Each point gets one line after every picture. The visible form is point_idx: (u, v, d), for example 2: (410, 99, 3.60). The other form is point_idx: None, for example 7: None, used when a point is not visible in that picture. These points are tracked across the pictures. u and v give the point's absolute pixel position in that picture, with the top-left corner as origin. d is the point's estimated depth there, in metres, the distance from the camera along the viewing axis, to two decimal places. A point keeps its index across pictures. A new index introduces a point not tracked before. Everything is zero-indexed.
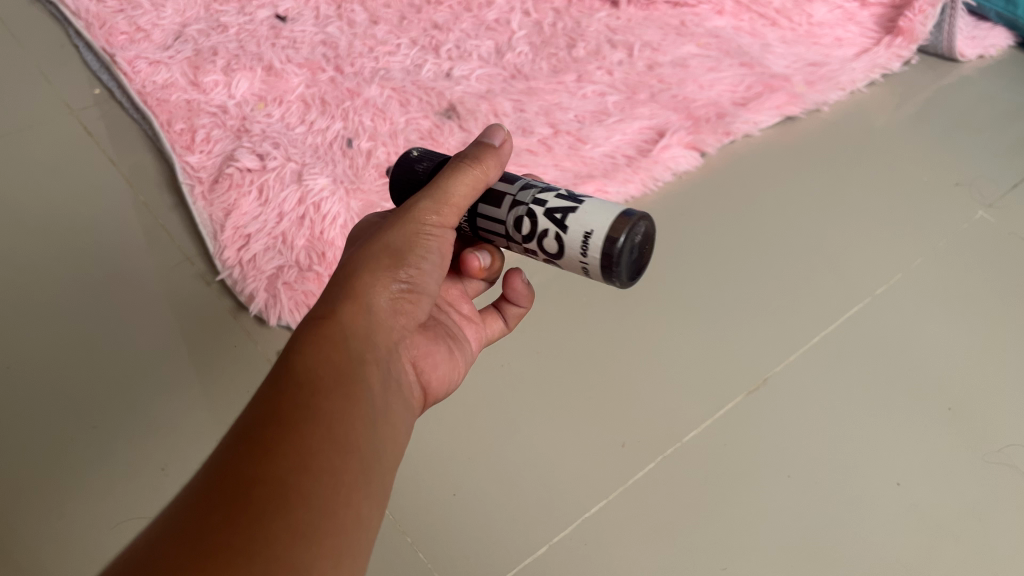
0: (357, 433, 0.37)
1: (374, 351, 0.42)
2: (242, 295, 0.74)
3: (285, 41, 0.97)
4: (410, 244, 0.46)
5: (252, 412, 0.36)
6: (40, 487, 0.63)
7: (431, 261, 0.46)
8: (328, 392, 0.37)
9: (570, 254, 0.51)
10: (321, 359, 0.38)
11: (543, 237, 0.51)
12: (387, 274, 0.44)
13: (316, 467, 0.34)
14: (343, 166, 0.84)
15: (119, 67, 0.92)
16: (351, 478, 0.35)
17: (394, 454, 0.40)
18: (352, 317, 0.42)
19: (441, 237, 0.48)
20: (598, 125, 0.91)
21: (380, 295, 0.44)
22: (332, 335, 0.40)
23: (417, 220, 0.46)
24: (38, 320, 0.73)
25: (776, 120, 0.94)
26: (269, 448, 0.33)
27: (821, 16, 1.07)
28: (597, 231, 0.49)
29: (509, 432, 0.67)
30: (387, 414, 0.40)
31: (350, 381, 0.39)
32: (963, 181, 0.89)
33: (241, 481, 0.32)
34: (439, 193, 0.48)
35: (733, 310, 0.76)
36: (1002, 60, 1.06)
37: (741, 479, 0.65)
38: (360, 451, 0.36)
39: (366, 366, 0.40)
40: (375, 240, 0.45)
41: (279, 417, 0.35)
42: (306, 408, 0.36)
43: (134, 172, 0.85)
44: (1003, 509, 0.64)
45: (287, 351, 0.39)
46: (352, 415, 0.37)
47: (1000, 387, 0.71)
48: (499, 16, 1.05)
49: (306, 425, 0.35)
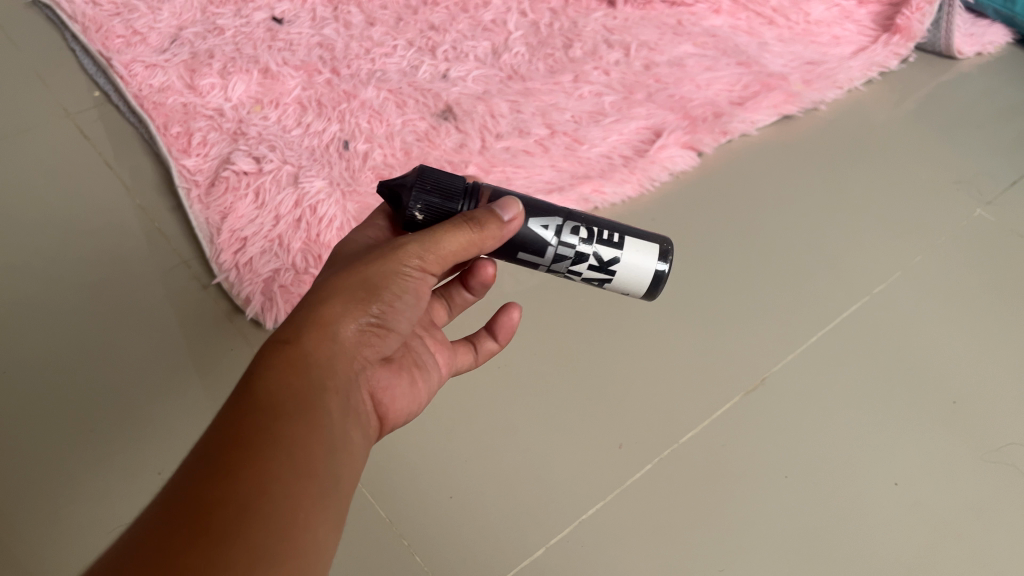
0: (317, 456, 0.37)
1: (338, 381, 0.42)
2: (240, 299, 0.74)
3: (282, 43, 0.98)
4: (387, 282, 0.45)
5: (214, 434, 0.36)
6: (39, 491, 0.63)
7: (406, 300, 0.46)
8: (288, 417, 0.37)
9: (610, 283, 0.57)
10: (282, 385, 0.39)
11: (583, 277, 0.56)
12: (359, 307, 0.44)
13: (274, 492, 0.34)
14: (340, 168, 0.84)
15: (116, 71, 0.92)
16: (310, 503, 0.35)
17: (353, 480, 0.40)
18: (317, 346, 0.42)
19: (420, 281, 0.47)
20: (595, 125, 0.91)
21: (349, 326, 0.44)
22: (295, 361, 0.40)
23: (399, 261, 0.46)
24: (36, 324, 0.73)
25: (774, 119, 0.94)
26: (229, 472, 0.33)
27: (818, 15, 1.07)
28: (635, 294, 0.55)
29: (506, 434, 0.67)
30: (347, 441, 0.40)
31: (311, 407, 0.39)
32: (962, 179, 0.89)
33: (201, 502, 0.32)
34: (430, 241, 0.46)
35: (730, 309, 0.76)
36: (1000, 57, 1.05)
37: (738, 479, 0.65)
38: (319, 476, 0.36)
39: (329, 395, 0.40)
40: (354, 271, 0.45)
41: (238, 441, 0.35)
42: (264, 432, 0.36)
43: (131, 175, 0.85)
44: (1002, 508, 0.64)
45: (247, 378, 0.39)
46: (312, 440, 0.37)
47: (998, 385, 0.71)
48: (495, 17, 1.05)
49: (264, 448, 0.35)
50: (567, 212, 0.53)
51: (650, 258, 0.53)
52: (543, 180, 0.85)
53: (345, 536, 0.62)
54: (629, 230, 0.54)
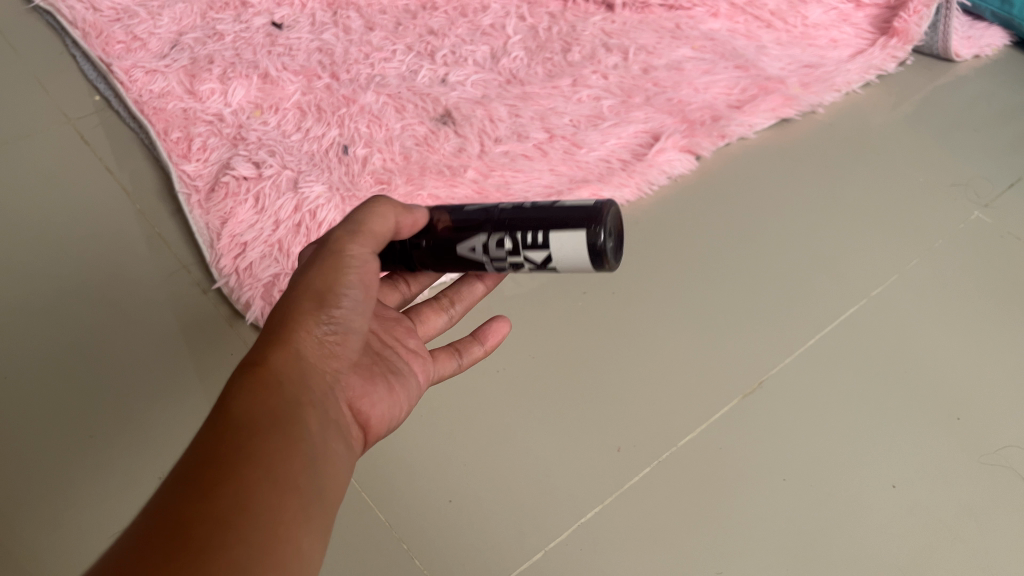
0: (297, 469, 0.39)
1: (308, 393, 0.43)
2: (240, 303, 0.74)
3: (281, 48, 0.98)
4: (330, 283, 0.46)
5: (195, 451, 0.37)
6: (40, 496, 0.63)
7: (355, 296, 0.47)
8: (265, 432, 0.39)
9: None
10: (255, 403, 0.40)
11: None
12: (310, 315, 0.45)
13: (256, 505, 0.35)
14: (339, 173, 0.84)
15: (116, 77, 0.93)
16: (292, 515, 0.37)
17: (337, 490, 0.42)
18: (282, 362, 0.43)
19: (366, 273, 0.48)
20: (593, 129, 0.92)
21: (308, 338, 0.45)
22: (264, 381, 0.42)
23: (338, 258, 0.47)
24: (37, 330, 0.73)
25: (771, 123, 0.95)
26: (209, 488, 0.35)
27: (815, 18, 1.08)
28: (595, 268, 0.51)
29: (505, 437, 0.68)
30: (327, 452, 0.42)
31: (287, 422, 0.40)
32: (959, 181, 0.89)
33: (182, 518, 0.33)
34: (354, 227, 0.49)
35: (728, 313, 0.77)
36: (998, 59, 1.06)
37: (736, 482, 0.65)
38: (300, 489, 0.38)
39: (303, 410, 0.42)
40: (297, 285, 0.46)
41: (217, 458, 0.37)
42: (242, 449, 0.38)
43: (131, 180, 0.85)
44: (999, 510, 0.64)
45: (222, 399, 0.41)
46: (290, 454, 0.39)
47: (995, 387, 0.72)
48: (494, 21, 1.05)
49: (242, 464, 0.37)
50: (491, 223, 0.52)
51: (578, 247, 0.49)
52: (541, 183, 0.86)
53: (345, 539, 0.62)
54: (553, 220, 0.49)
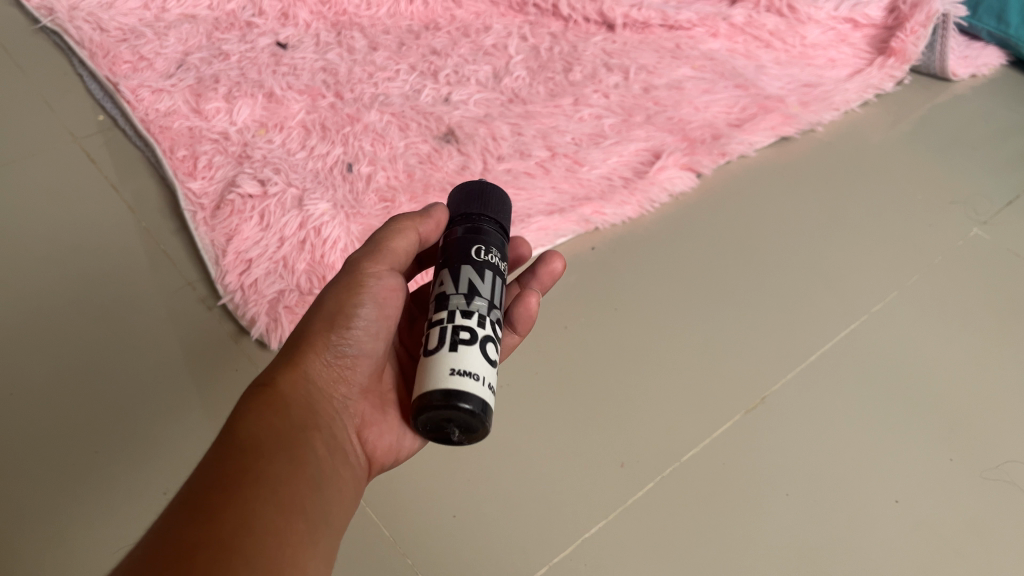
0: (301, 493, 0.40)
1: (315, 418, 0.44)
2: (245, 319, 0.75)
3: (285, 68, 0.99)
4: (344, 304, 0.47)
5: (202, 473, 0.38)
6: (43, 511, 0.63)
7: (369, 318, 0.47)
8: (272, 455, 0.40)
9: (440, 356, 0.44)
10: (262, 426, 0.41)
11: (441, 327, 0.46)
12: (322, 339, 0.46)
13: (261, 527, 0.36)
14: (344, 191, 0.85)
15: (123, 95, 0.94)
16: (296, 538, 0.38)
17: (341, 517, 0.42)
18: (290, 385, 0.44)
19: (382, 292, 0.48)
20: (595, 147, 0.92)
21: (316, 362, 0.46)
22: (272, 403, 0.43)
23: (355, 278, 0.48)
24: (41, 346, 0.73)
25: (771, 141, 0.96)
26: (214, 511, 0.35)
27: (814, 38, 1.09)
28: (477, 381, 0.44)
29: (509, 452, 0.68)
30: (333, 478, 0.43)
31: (293, 446, 0.42)
32: (958, 199, 0.90)
33: (184, 544, 0.34)
34: (373, 246, 0.49)
35: (729, 328, 0.77)
36: (994, 79, 1.07)
37: (740, 498, 0.65)
38: (305, 513, 0.39)
39: (308, 434, 0.43)
40: (314, 306, 0.48)
41: (221, 481, 0.37)
42: (249, 471, 0.38)
43: (136, 198, 0.86)
44: (1003, 525, 0.64)
45: (227, 422, 0.42)
46: (294, 477, 0.40)
47: (996, 402, 0.72)
48: (496, 42, 1.07)
49: (245, 486, 0.37)
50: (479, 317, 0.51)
51: None
52: (544, 201, 0.86)
53: (349, 553, 0.62)
54: None
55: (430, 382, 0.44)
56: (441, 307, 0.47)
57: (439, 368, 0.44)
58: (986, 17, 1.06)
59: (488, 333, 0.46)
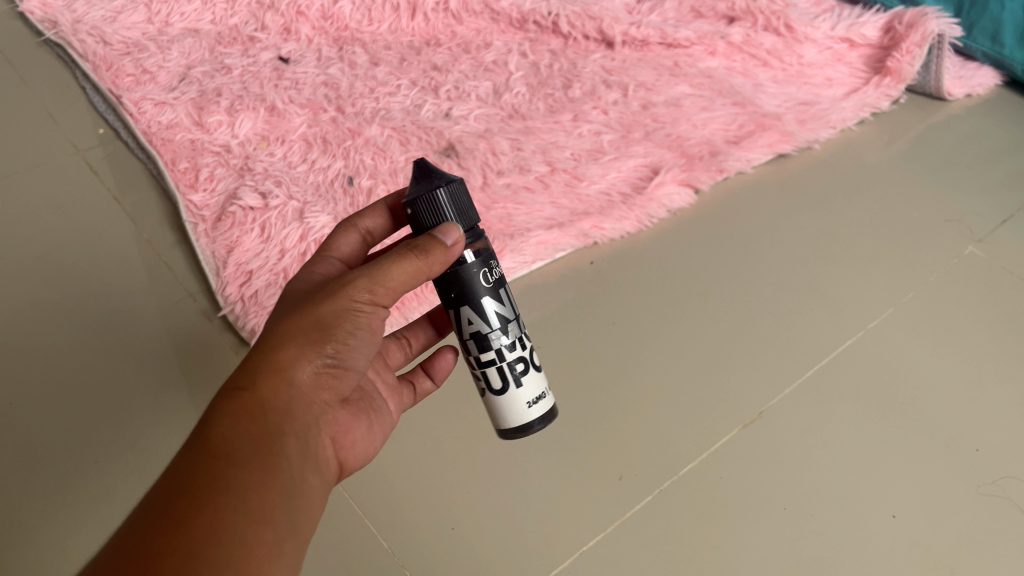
0: (273, 503, 0.38)
1: (294, 424, 0.42)
2: (245, 331, 0.75)
3: (287, 83, 1.00)
4: (339, 320, 0.45)
5: (168, 480, 0.36)
6: (43, 521, 0.63)
7: (360, 337, 0.46)
8: (245, 462, 0.38)
9: (513, 395, 0.54)
10: (237, 434, 0.39)
11: (495, 365, 0.53)
12: (314, 348, 0.44)
13: (225, 539, 0.35)
14: (345, 205, 0.86)
15: (125, 108, 0.94)
16: (264, 550, 0.36)
17: (309, 525, 0.41)
18: (271, 391, 0.42)
19: (372, 315, 0.47)
20: (594, 163, 0.93)
21: (305, 367, 0.44)
22: (249, 408, 0.41)
23: (351, 301, 0.46)
24: (43, 356, 0.74)
25: (768, 158, 0.96)
26: (180, 522, 0.34)
27: (810, 57, 1.10)
28: (544, 399, 0.55)
29: (508, 467, 0.68)
30: (303, 485, 0.41)
31: (269, 452, 0.40)
32: (953, 217, 0.90)
33: (150, 554, 0.32)
34: (380, 273, 0.47)
35: (726, 343, 0.77)
36: (989, 98, 1.07)
37: (736, 514, 0.66)
38: (275, 523, 0.38)
39: (286, 440, 0.41)
40: (305, 311, 0.45)
41: (191, 489, 0.36)
42: (221, 480, 0.37)
43: (137, 209, 0.87)
44: (1001, 541, 0.64)
45: (199, 424, 0.40)
46: (267, 484, 0.38)
47: (994, 419, 0.72)
48: (496, 58, 1.08)
49: (215, 494, 0.36)
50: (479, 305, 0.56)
51: None
52: (543, 216, 0.87)
53: (350, 567, 0.63)
54: None
55: (514, 418, 0.54)
56: (489, 347, 0.53)
57: (518, 406, 0.54)
58: (980, 37, 1.07)
59: (527, 345, 0.55)
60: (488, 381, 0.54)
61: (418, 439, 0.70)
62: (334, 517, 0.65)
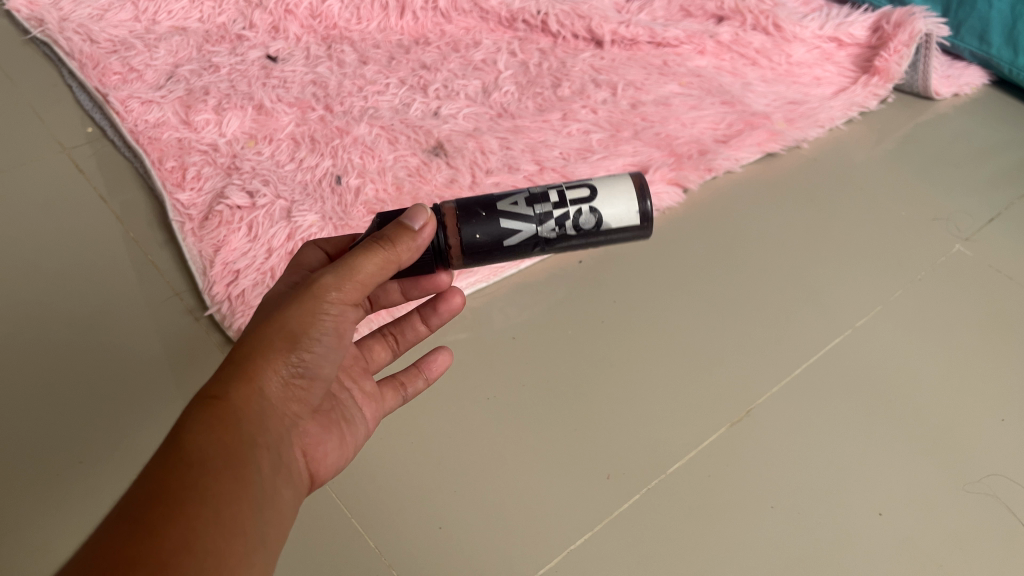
0: (244, 512, 0.38)
1: (264, 436, 0.42)
2: (231, 330, 0.75)
3: (275, 81, 1.00)
4: (306, 326, 0.45)
5: (141, 484, 0.36)
6: (29, 522, 0.63)
7: (326, 341, 0.46)
8: (217, 471, 0.38)
9: (602, 183, 0.58)
10: (210, 442, 0.39)
11: (567, 193, 0.57)
12: (281, 356, 0.44)
13: (199, 548, 0.35)
14: (332, 203, 0.86)
15: (113, 106, 0.94)
16: (235, 560, 0.36)
17: (280, 536, 0.41)
18: (244, 401, 0.42)
19: (340, 316, 0.47)
20: (583, 162, 0.93)
21: (272, 378, 0.44)
22: (223, 418, 0.40)
23: (317, 300, 0.46)
24: (28, 357, 0.73)
25: (756, 157, 0.97)
26: (152, 529, 0.34)
27: (799, 56, 1.10)
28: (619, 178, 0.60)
29: (495, 466, 0.68)
30: (274, 497, 0.41)
31: (242, 463, 0.39)
32: (940, 216, 0.90)
33: (123, 560, 0.32)
34: (346, 272, 0.47)
35: (714, 342, 0.77)
36: (977, 98, 1.07)
37: (724, 512, 0.66)
38: (246, 534, 0.38)
39: (257, 450, 0.41)
40: (273, 318, 0.45)
41: (164, 495, 0.35)
42: (194, 488, 0.36)
43: (124, 208, 0.86)
44: (986, 540, 0.64)
45: (174, 430, 0.39)
46: (239, 495, 0.38)
47: (979, 418, 0.72)
48: (485, 57, 1.08)
49: (189, 503, 0.36)
50: None
51: None
52: None
53: (338, 565, 0.62)
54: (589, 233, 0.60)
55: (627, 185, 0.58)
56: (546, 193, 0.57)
57: (616, 204, 0.57)
58: (968, 37, 1.07)
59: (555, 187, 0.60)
60: (582, 200, 0.57)
61: (406, 440, 0.70)
62: (320, 518, 0.65)
